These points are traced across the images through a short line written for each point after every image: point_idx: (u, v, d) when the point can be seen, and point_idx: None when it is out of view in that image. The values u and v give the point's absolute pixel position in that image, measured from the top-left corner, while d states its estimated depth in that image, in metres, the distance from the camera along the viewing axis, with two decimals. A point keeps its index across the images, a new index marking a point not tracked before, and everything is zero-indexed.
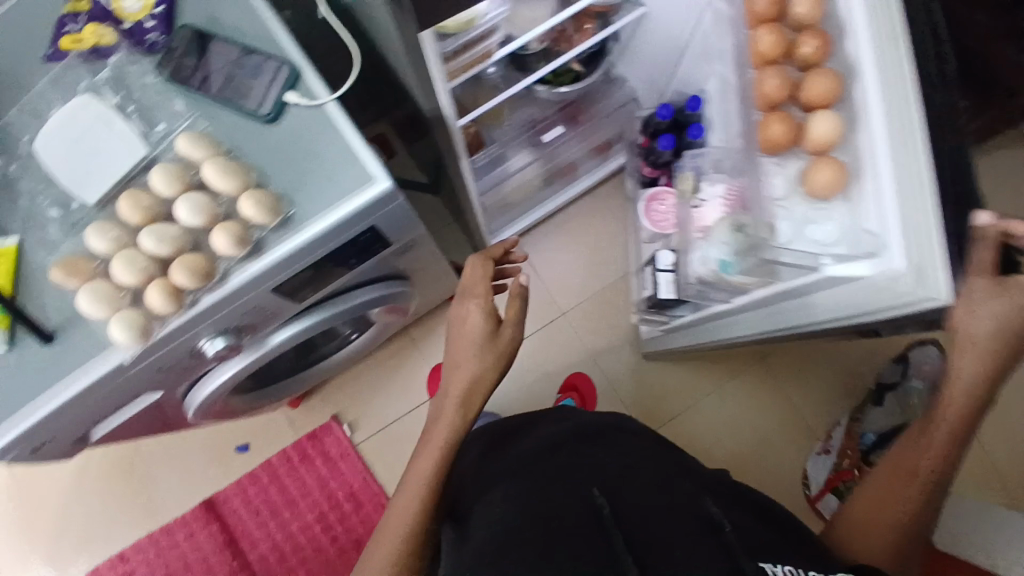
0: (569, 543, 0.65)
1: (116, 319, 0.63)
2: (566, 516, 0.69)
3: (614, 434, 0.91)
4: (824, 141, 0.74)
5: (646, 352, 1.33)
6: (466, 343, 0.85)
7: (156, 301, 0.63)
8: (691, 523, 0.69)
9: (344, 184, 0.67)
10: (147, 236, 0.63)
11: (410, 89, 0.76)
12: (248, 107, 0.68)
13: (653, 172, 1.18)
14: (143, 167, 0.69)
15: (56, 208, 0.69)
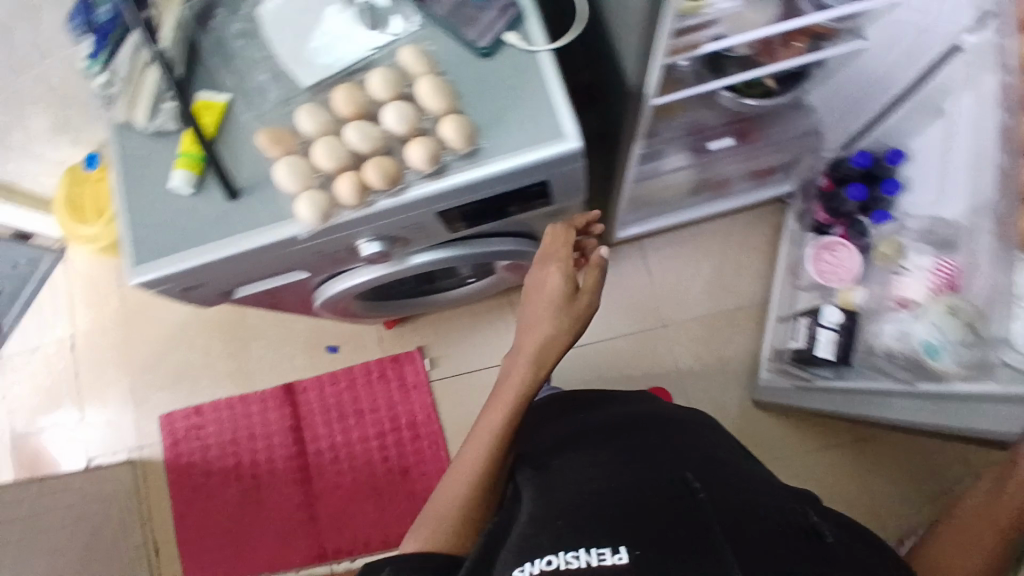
0: (656, 517, 0.62)
1: (305, 196, 0.68)
2: (649, 491, 0.67)
3: (690, 428, 0.87)
4: None
5: (758, 398, 1.30)
6: (547, 307, 0.82)
7: (344, 190, 0.68)
8: (780, 518, 0.63)
9: (537, 132, 0.69)
10: (353, 130, 0.68)
11: (616, 58, 0.75)
12: (468, 35, 0.70)
13: (830, 219, 1.15)
14: (359, 66, 0.72)
15: (268, 78, 0.73)
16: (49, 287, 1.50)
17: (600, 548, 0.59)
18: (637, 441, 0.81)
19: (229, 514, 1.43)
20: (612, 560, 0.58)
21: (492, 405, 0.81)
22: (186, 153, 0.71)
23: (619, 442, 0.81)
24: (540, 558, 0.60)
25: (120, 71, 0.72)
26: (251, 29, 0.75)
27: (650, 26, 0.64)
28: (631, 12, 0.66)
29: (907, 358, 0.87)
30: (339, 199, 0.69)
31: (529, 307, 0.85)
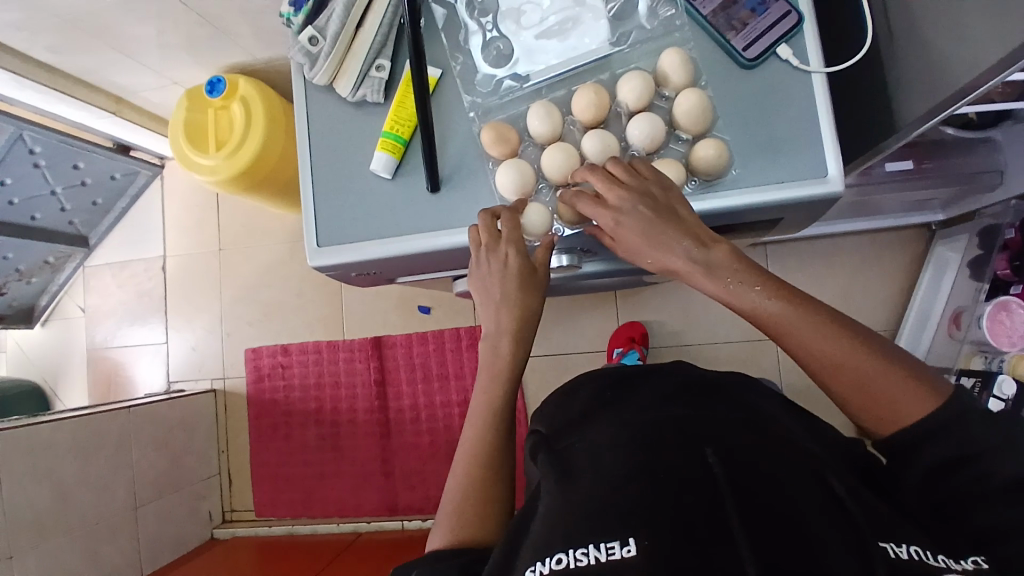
0: (670, 488, 0.49)
1: (533, 207, 0.61)
2: (649, 448, 0.53)
3: (737, 391, 0.70)
4: None
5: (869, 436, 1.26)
6: (509, 290, 0.62)
7: (567, 215, 0.62)
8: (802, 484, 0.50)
9: (788, 168, 0.59)
10: (594, 140, 0.59)
11: (906, 86, 0.65)
12: (732, 42, 0.60)
13: (1009, 276, 1.07)
14: (595, 61, 0.62)
15: (489, 59, 0.64)
16: (142, 203, 1.49)
17: (604, 542, 0.46)
18: (630, 399, 0.66)
19: (304, 455, 1.43)
20: (620, 555, 0.45)
21: (491, 386, 0.63)
22: (389, 131, 0.64)
23: (638, 403, 0.65)
24: (547, 558, 0.46)
25: (330, 29, 0.64)
26: None
27: (992, 71, 0.53)
28: (971, 48, 0.56)
29: None
30: (529, 229, 0.62)
31: (487, 281, 0.62)
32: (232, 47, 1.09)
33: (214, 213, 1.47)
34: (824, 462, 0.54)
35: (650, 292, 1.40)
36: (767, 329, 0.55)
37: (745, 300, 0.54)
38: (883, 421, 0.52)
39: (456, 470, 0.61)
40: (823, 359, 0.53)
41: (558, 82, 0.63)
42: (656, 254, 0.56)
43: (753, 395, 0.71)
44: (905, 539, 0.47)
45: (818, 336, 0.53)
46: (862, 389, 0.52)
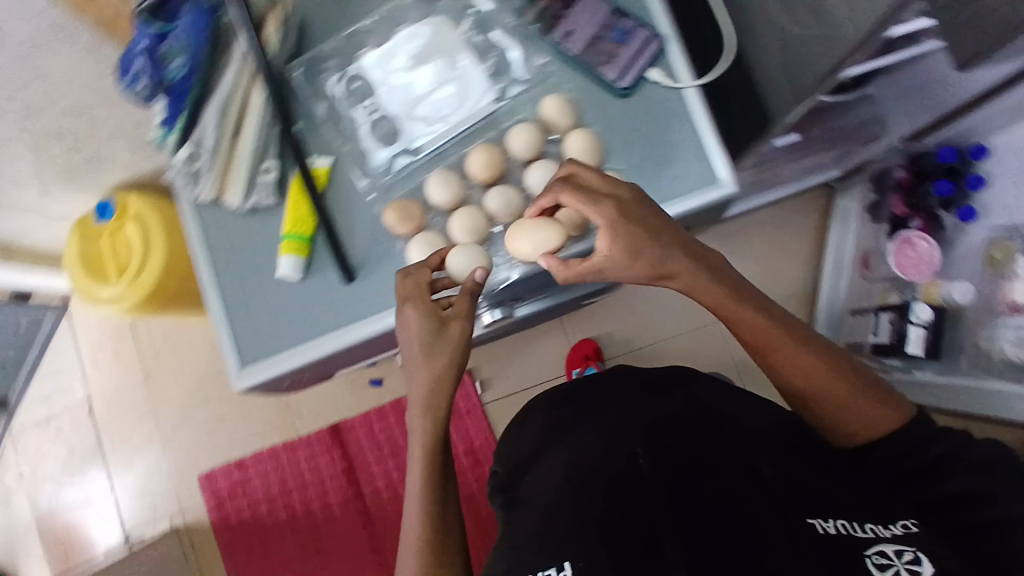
0: (598, 504, 0.52)
1: (460, 247, 0.59)
2: (592, 466, 0.57)
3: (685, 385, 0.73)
4: None
5: None
6: (426, 355, 0.55)
7: (524, 247, 0.57)
8: (728, 470, 0.52)
9: (688, 181, 0.61)
10: (496, 197, 0.61)
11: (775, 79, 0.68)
12: (605, 75, 0.62)
13: (909, 212, 1.03)
14: (480, 120, 0.63)
15: (376, 138, 0.64)
16: (55, 345, 1.40)
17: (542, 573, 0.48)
18: (586, 421, 0.68)
19: (287, 568, 1.34)
20: None
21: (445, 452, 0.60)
22: (290, 232, 0.62)
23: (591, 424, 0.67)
24: None
25: (205, 140, 0.62)
26: (353, 81, 0.65)
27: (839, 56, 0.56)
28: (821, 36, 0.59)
29: None
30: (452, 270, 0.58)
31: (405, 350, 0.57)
32: (112, 166, 1.04)
33: (134, 339, 1.39)
34: (753, 448, 0.56)
35: (592, 310, 1.41)
36: (758, 343, 0.57)
37: (744, 317, 0.56)
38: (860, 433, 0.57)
39: (403, 559, 0.57)
40: (813, 368, 0.57)
41: (449, 148, 0.64)
42: (664, 264, 0.52)
43: (704, 387, 0.73)
44: (831, 514, 0.49)
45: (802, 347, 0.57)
46: (854, 395, 0.57)
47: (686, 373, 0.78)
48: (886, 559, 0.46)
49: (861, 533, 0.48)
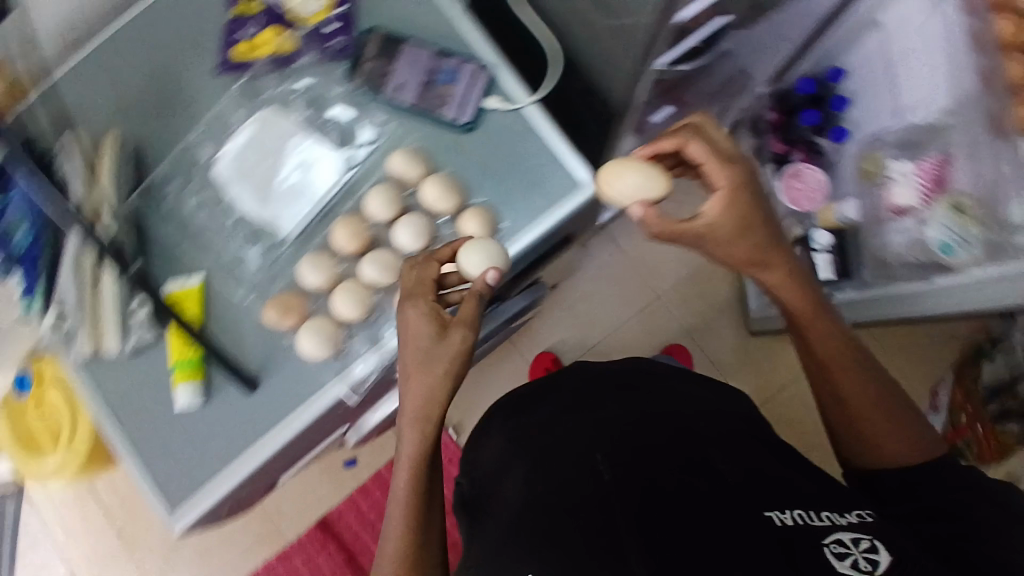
0: (551, 517, 0.49)
1: (472, 244, 0.57)
2: (547, 478, 0.54)
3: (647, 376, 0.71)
4: None
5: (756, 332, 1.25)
6: (419, 362, 0.50)
7: (621, 190, 0.56)
8: (683, 474, 0.51)
9: (553, 193, 0.62)
10: (369, 265, 0.59)
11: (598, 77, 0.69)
12: (445, 116, 0.63)
13: (785, 147, 1.01)
14: (339, 193, 0.63)
15: (240, 241, 0.63)
16: (26, 533, 1.26)
17: None
18: (541, 427, 0.64)
19: None
20: None
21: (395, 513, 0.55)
22: (182, 362, 0.60)
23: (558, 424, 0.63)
24: None
25: (66, 298, 0.60)
26: (202, 192, 0.64)
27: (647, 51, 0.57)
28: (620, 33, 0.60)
29: (924, 258, 0.83)
30: (466, 269, 0.56)
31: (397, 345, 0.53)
32: None
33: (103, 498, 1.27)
34: (710, 445, 0.57)
35: None
36: (819, 349, 0.56)
37: (822, 321, 0.56)
38: (877, 458, 0.55)
39: None
40: (867, 373, 0.55)
41: (312, 228, 0.62)
42: (732, 247, 0.52)
43: (663, 379, 0.72)
44: (789, 507, 0.49)
45: (860, 364, 0.56)
46: (895, 411, 0.55)
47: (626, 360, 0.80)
48: (843, 546, 0.45)
49: (817, 524, 0.47)
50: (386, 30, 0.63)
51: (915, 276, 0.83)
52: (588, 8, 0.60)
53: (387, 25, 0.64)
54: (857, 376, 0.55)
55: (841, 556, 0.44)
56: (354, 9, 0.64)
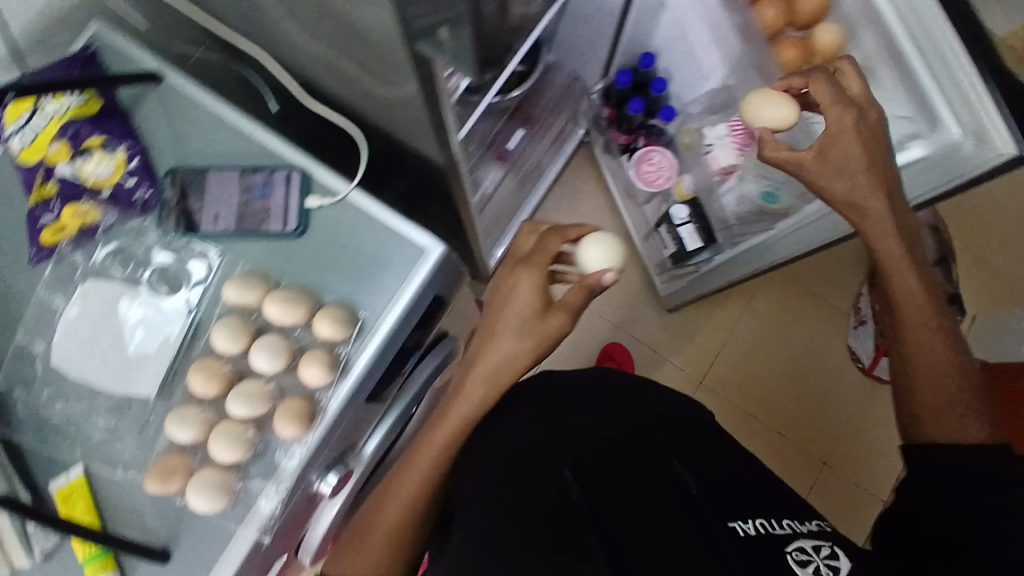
0: (523, 553, 0.57)
1: (591, 244, 0.68)
2: (519, 506, 0.61)
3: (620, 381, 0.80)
4: (829, 49, 0.75)
5: (671, 305, 1.29)
6: (512, 321, 0.61)
7: (760, 113, 0.73)
8: (657, 490, 0.62)
9: (401, 268, 0.63)
10: (237, 402, 0.58)
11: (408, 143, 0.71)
12: (273, 229, 0.63)
13: (629, 138, 1.05)
14: (189, 336, 0.62)
15: (106, 417, 0.63)
16: None
17: None
18: (496, 438, 0.70)
19: None
20: None
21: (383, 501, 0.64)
22: (90, 557, 0.59)
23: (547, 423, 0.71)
24: None
25: None
26: (57, 384, 0.64)
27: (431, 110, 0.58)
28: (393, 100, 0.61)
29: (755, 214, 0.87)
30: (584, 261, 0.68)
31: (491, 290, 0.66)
32: None
33: None
34: (673, 455, 0.69)
35: None
36: (897, 312, 0.69)
37: (902, 290, 0.68)
38: (926, 424, 0.67)
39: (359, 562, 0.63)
40: (923, 350, 0.68)
41: (174, 376, 0.63)
42: (830, 183, 0.67)
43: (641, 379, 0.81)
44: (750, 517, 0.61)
45: (935, 344, 0.68)
46: (940, 386, 0.67)
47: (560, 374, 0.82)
48: (804, 553, 0.56)
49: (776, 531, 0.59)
50: (182, 168, 0.65)
51: (756, 227, 0.87)
52: (364, 85, 0.62)
53: (181, 165, 0.65)
54: (928, 344, 0.68)
55: (805, 563, 0.55)
56: (146, 158, 0.65)
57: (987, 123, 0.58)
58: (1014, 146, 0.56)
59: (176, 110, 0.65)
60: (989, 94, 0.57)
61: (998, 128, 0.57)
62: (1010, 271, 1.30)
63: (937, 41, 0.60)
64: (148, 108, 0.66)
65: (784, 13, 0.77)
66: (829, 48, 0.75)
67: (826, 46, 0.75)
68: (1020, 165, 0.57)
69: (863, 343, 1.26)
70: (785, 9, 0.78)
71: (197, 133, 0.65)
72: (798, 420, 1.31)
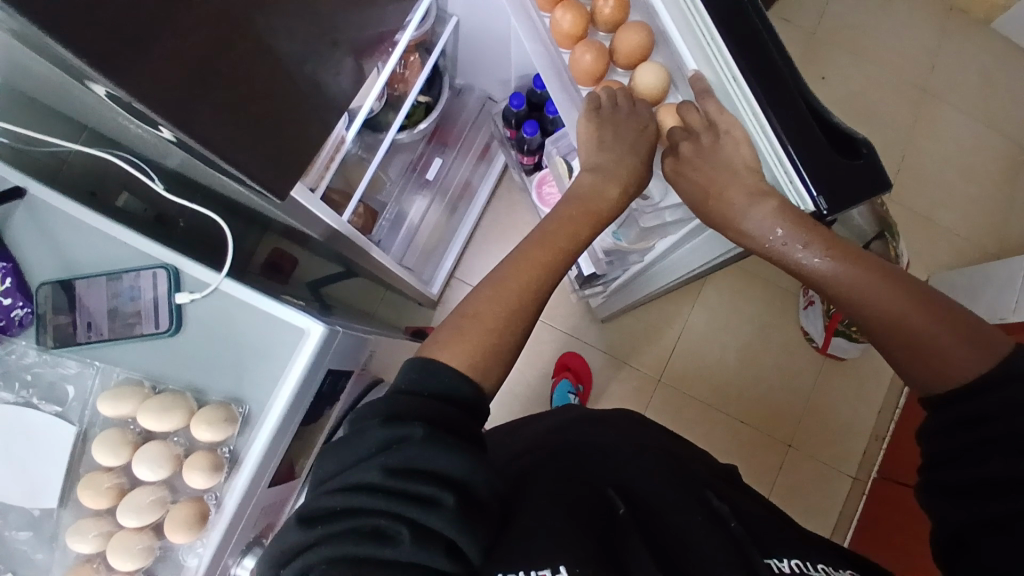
0: (557, 537, 0.44)
1: (646, 77, 0.61)
2: (559, 495, 0.52)
3: (644, 427, 0.73)
4: (653, 88, 0.61)
5: (604, 317, 1.29)
6: (619, 132, 0.60)
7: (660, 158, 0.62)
8: (693, 524, 0.51)
9: (283, 352, 0.62)
10: (126, 515, 0.58)
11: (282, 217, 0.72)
12: (147, 331, 0.63)
13: (532, 158, 1.05)
14: (80, 446, 0.64)
15: (21, 534, 0.63)
16: None
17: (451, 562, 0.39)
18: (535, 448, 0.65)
19: None
20: None
21: (473, 313, 0.52)
22: None
23: (587, 442, 0.65)
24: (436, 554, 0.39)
25: None
26: None
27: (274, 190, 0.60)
28: (240, 186, 0.62)
29: (617, 250, 0.83)
30: (645, 89, 0.61)
31: None
32: None
33: None
34: (704, 486, 0.58)
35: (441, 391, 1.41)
36: (817, 287, 0.52)
37: (791, 260, 0.51)
38: (950, 377, 0.46)
39: (442, 351, 0.50)
40: (874, 310, 0.49)
41: (71, 484, 0.64)
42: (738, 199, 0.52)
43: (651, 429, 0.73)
44: (786, 555, 0.50)
45: (882, 294, 0.48)
46: (920, 342, 0.47)
47: (524, 421, 0.79)
48: None
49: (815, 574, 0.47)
50: (54, 280, 0.64)
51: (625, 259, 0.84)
52: (214, 173, 0.63)
53: (56, 277, 0.65)
54: (875, 301, 0.48)
55: None
56: (19, 274, 0.63)
57: (784, 177, 0.49)
58: (812, 204, 0.47)
59: (44, 220, 0.65)
60: (783, 145, 0.47)
61: (794, 187, 0.48)
62: (957, 223, 1.28)
63: (727, 82, 0.50)
64: (14, 222, 0.64)
65: (601, 56, 0.62)
66: (650, 96, 0.61)
67: (646, 94, 0.61)
68: (822, 219, 0.49)
69: (814, 323, 1.24)
70: (604, 54, 0.63)
71: (70, 241, 0.65)
72: (762, 407, 1.30)
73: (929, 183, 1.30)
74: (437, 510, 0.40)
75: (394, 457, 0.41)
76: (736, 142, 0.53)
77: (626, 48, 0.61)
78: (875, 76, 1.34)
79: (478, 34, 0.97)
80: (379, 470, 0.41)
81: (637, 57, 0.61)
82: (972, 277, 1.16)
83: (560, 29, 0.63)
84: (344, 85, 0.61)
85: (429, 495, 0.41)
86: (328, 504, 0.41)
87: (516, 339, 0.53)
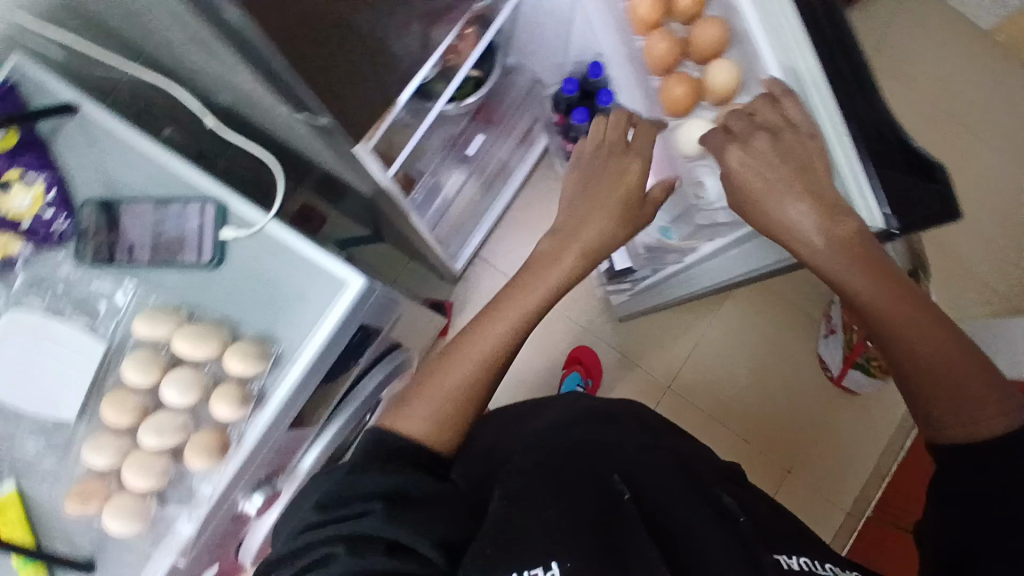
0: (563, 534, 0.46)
1: (720, 73, 0.61)
2: (564, 488, 0.52)
3: (660, 427, 0.73)
4: (725, 85, 0.61)
5: (622, 317, 1.29)
6: None
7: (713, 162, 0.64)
8: (702, 519, 0.51)
9: (319, 300, 0.63)
10: (147, 434, 0.59)
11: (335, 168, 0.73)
12: (188, 261, 0.63)
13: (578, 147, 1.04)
14: (108, 362, 0.64)
15: (32, 442, 0.64)
16: None
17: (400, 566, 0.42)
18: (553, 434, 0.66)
19: None
20: None
21: (440, 375, 0.56)
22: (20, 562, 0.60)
23: (597, 435, 0.65)
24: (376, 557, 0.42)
25: None
26: None
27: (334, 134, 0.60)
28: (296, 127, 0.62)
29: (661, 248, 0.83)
30: (717, 84, 0.61)
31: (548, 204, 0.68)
32: None
33: None
34: (718, 487, 0.58)
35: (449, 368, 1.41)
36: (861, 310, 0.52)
37: (843, 279, 0.51)
38: (971, 428, 0.47)
39: (406, 422, 0.53)
40: (915, 346, 0.49)
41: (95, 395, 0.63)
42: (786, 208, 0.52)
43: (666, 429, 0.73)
44: (794, 554, 0.49)
45: (925, 333, 0.49)
46: (952, 389, 0.48)
47: (541, 404, 0.79)
48: None
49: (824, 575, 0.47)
50: (98, 200, 0.65)
51: (669, 258, 0.83)
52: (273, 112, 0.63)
53: (98, 196, 0.65)
54: (915, 338, 0.49)
55: None
56: (64, 188, 0.65)
57: (856, 193, 0.51)
58: (881, 220, 0.49)
59: (95, 139, 0.66)
60: (862, 161, 0.49)
61: (864, 201, 0.50)
62: (988, 271, 1.26)
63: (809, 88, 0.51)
64: (63, 137, 0.65)
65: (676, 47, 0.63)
66: (719, 92, 0.62)
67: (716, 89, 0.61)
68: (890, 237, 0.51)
69: (832, 353, 1.23)
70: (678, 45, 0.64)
71: (119, 162, 0.65)
72: (767, 428, 1.30)
73: (965, 227, 1.28)
74: (362, 518, 0.43)
75: (326, 492, 0.46)
76: (797, 145, 0.52)
77: (703, 41, 0.62)
78: (919, 116, 1.34)
79: (539, 15, 0.96)
80: (313, 509, 0.45)
81: (712, 52, 0.62)
82: (996, 325, 1.15)
83: (637, 13, 0.63)
84: (411, 42, 0.61)
85: (357, 511, 0.44)
86: (289, 550, 0.45)
87: (476, 406, 0.56)
